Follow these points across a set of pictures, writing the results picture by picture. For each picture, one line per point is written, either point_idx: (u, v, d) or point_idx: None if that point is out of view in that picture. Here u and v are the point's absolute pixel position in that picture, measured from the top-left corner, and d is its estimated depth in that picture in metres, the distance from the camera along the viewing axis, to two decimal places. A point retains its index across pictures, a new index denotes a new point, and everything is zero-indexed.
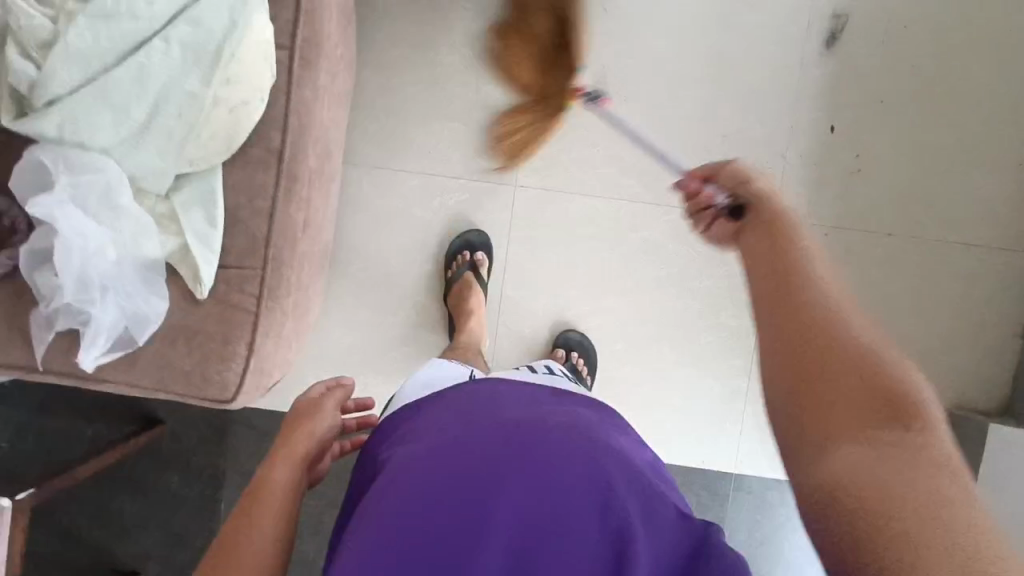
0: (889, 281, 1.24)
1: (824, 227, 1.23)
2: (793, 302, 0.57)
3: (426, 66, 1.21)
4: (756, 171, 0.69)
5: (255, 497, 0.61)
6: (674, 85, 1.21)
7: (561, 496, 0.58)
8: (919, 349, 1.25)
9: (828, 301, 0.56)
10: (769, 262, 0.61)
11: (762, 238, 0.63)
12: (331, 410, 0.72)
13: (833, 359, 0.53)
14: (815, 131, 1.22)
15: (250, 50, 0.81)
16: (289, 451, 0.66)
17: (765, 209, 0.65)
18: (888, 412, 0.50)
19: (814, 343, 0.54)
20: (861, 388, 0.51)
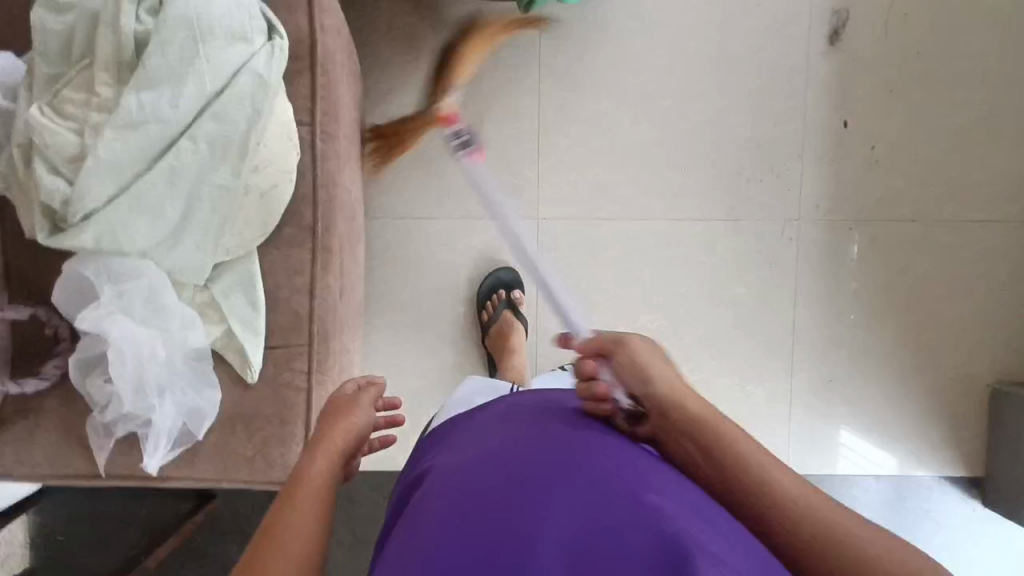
0: (918, 267, 1.25)
1: (849, 221, 1.24)
2: (732, 465, 0.57)
3: (436, 110, 1.21)
4: (633, 350, 0.64)
5: (295, 487, 0.58)
6: (685, 100, 1.22)
7: (615, 497, 0.53)
8: (954, 329, 1.26)
9: (748, 478, 0.56)
10: (708, 459, 0.58)
11: (679, 434, 0.60)
12: (368, 405, 0.69)
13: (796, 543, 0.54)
14: (829, 127, 1.22)
15: (274, 135, 0.81)
16: (326, 442, 0.63)
17: (667, 404, 0.61)
18: (825, 536, 0.53)
19: (766, 497, 0.55)
20: (797, 517, 0.54)
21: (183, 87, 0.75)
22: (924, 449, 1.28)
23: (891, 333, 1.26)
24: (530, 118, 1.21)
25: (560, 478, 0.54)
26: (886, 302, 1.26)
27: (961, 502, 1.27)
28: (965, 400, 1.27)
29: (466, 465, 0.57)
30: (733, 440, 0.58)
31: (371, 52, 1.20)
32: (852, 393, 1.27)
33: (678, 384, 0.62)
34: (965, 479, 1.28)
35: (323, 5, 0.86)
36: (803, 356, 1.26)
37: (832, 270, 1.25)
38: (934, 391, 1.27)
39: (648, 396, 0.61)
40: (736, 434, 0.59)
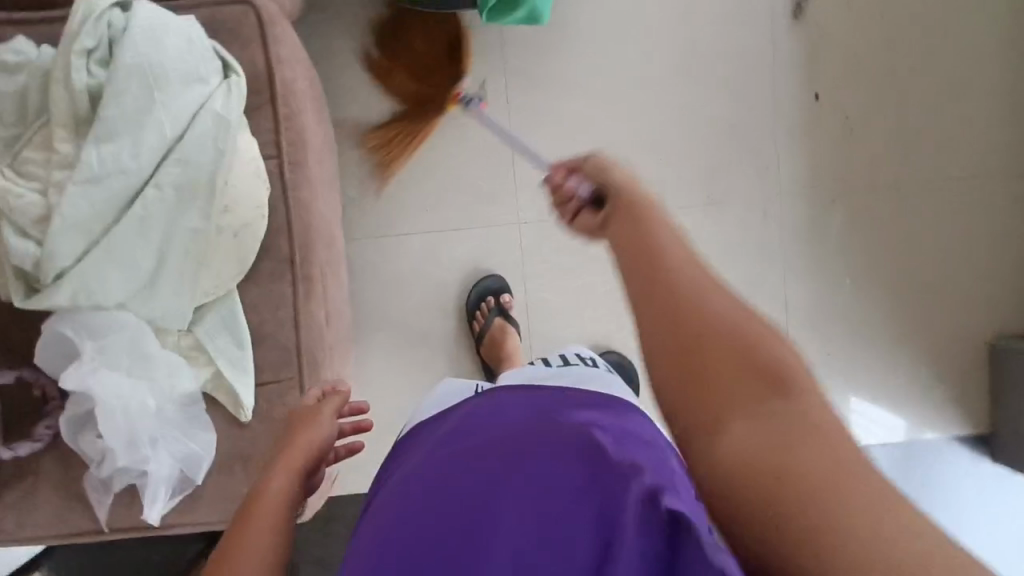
0: (904, 232, 1.24)
1: (830, 194, 1.23)
2: (661, 282, 0.48)
3: (406, 127, 1.20)
4: (607, 163, 0.61)
5: (250, 510, 0.55)
6: (654, 89, 1.21)
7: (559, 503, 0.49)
8: (947, 291, 1.26)
9: (682, 263, 0.49)
10: (635, 251, 0.52)
11: (623, 232, 0.54)
12: (332, 416, 0.69)
13: (705, 346, 0.44)
14: (801, 102, 1.22)
15: (240, 175, 0.81)
16: (288, 461, 0.61)
17: (629, 196, 0.57)
18: (757, 387, 0.42)
19: (694, 352, 0.44)
20: (739, 375, 0.43)
21: (143, 136, 0.74)
22: (928, 412, 1.28)
23: (884, 300, 1.26)
24: (500, 124, 1.21)
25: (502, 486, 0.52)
26: (875, 270, 1.25)
27: (971, 462, 1.27)
28: (964, 360, 1.27)
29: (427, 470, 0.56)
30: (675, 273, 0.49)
31: (336, 75, 1.19)
32: (850, 363, 1.26)
33: (644, 191, 0.57)
34: (971, 438, 1.28)
35: (277, 36, 0.84)
36: (798, 333, 1.26)
37: (819, 244, 1.24)
38: (933, 353, 1.27)
39: (614, 190, 0.58)
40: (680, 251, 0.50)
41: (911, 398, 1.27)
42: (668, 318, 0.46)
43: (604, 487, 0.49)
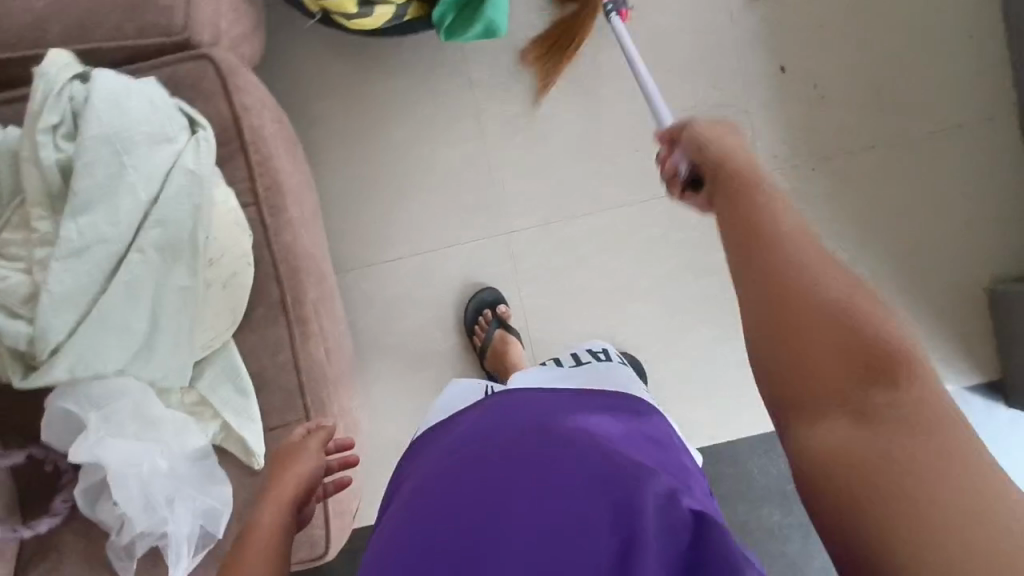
0: (888, 190, 1.24)
1: (810, 162, 1.23)
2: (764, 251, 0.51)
3: (381, 154, 1.21)
4: (711, 125, 0.64)
5: (242, 542, 0.57)
6: (622, 83, 1.21)
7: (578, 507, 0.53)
8: (939, 243, 1.25)
9: (787, 238, 0.50)
10: (734, 216, 0.54)
11: (723, 195, 0.56)
12: (316, 448, 0.71)
13: (801, 329, 0.47)
14: (768, 75, 1.22)
15: (221, 225, 0.81)
16: (274, 493, 0.63)
17: (726, 158, 0.59)
18: (865, 371, 0.45)
19: (798, 319, 0.47)
20: (843, 350, 0.46)
21: (118, 203, 0.74)
22: (937, 366, 1.28)
23: (878, 259, 1.26)
24: (474, 139, 1.21)
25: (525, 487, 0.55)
26: (866, 232, 1.25)
27: (985, 409, 1.27)
28: (965, 309, 1.27)
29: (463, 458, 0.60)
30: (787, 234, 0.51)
31: (305, 111, 1.20)
32: None
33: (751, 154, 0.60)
34: (985, 386, 1.27)
35: (239, 85, 0.85)
36: None
37: (806, 213, 1.24)
38: (934, 306, 1.27)
39: (714, 153, 0.60)
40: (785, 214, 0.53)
41: None
42: (776, 285, 0.49)
43: (615, 488, 0.53)
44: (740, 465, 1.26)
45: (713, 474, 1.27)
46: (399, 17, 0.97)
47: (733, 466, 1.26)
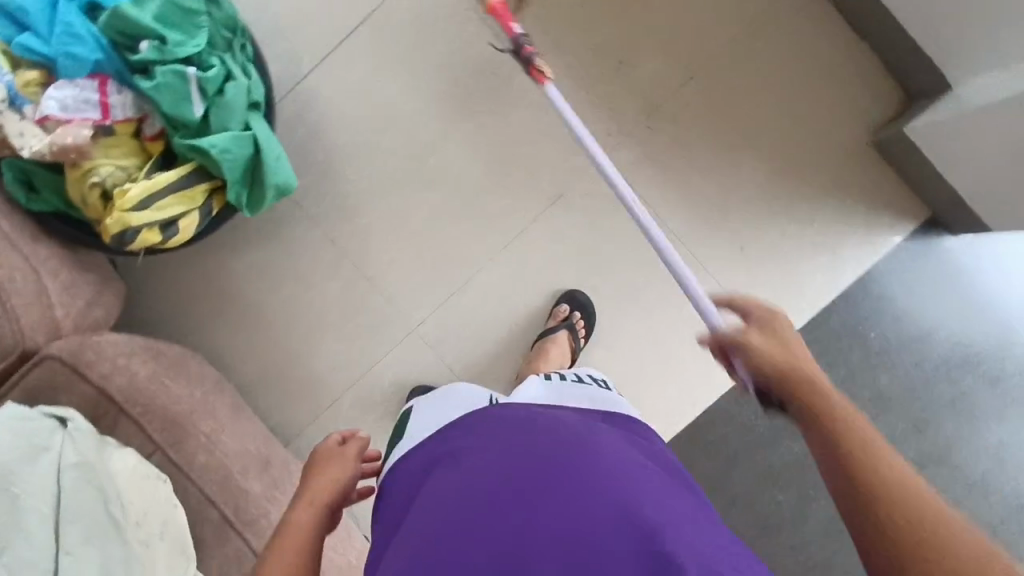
0: (728, 105, 1.23)
1: (643, 121, 1.23)
2: (863, 475, 0.51)
3: (273, 320, 1.26)
4: (781, 341, 0.62)
5: (280, 540, 0.66)
6: (441, 146, 1.24)
7: (602, 518, 0.55)
8: (803, 125, 1.23)
9: (854, 434, 0.54)
10: (827, 446, 0.54)
11: (841, 428, 0.55)
12: (353, 456, 0.76)
13: (877, 504, 0.50)
14: (561, 70, 1.23)
15: (130, 483, 0.88)
16: (310, 498, 0.70)
17: (822, 400, 0.57)
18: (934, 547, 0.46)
19: (907, 522, 0.48)
20: (925, 529, 0.47)
21: (27, 527, 0.78)
22: (869, 230, 1.22)
23: (756, 170, 1.23)
24: (344, 263, 1.25)
25: (543, 498, 0.57)
26: (731, 153, 1.23)
27: (932, 253, 1.23)
28: (864, 171, 1.22)
29: (473, 484, 0.61)
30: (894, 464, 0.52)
31: (189, 321, 1.26)
32: (768, 242, 1.23)
33: (833, 390, 0.58)
34: (922, 226, 1.22)
35: (88, 360, 0.94)
36: (706, 250, 1.24)
37: (665, 167, 1.24)
38: (835, 180, 1.22)
39: (806, 368, 0.60)
40: (880, 444, 0.54)
41: (845, 228, 1.22)
42: (893, 501, 0.49)
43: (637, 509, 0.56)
44: (736, 419, 1.25)
45: (717, 441, 1.25)
46: (207, 213, 1.05)
47: (729, 425, 1.25)
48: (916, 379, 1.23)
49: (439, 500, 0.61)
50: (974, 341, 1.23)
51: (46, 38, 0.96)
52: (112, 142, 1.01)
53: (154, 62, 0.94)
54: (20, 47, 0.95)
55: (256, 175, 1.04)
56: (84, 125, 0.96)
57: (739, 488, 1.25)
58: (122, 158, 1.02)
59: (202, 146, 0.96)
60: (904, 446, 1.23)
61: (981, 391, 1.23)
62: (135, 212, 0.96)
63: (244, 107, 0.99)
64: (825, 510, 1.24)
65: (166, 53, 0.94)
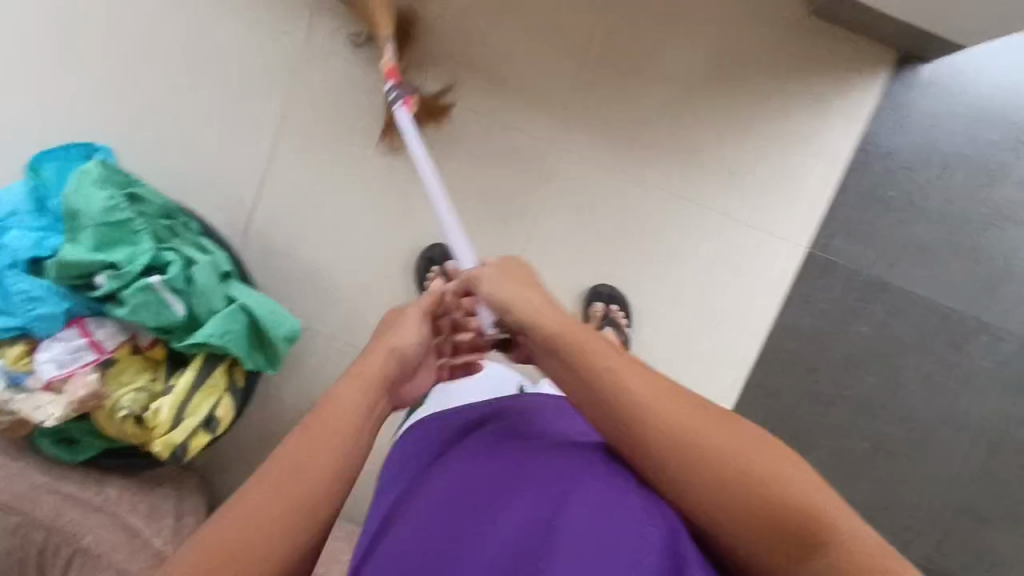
0: (657, 42, 1.16)
1: (582, 97, 1.17)
2: (595, 377, 0.64)
3: None
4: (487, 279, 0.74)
5: (329, 406, 0.64)
6: (406, 214, 1.19)
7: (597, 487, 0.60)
8: (739, 29, 1.16)
9: (579, 345, 0.67)
10: (560, 364, 0.68)
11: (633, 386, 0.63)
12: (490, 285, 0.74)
13: (613, 407, 0.63)
14: (483, 87, 1.17)
15: None
16: (361, 373, 0.67)
17: (537, 319, 0.70)
18: (659, 431, 0.61)
19: (637, 412, 0.62)
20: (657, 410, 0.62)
21: None
22: (845, 96, 1.17)
23: (714, 91, 1.17)
24: None
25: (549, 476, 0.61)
26: (681, 88, 1.17)
27: (914, 90, 1.17)
28: (819, 43, 1.16)
29: (472, 490, 0.63)
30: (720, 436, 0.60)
31: None
32: (756, 152, 1.18)
33: (560, 317, 0.70)
34: (896, 69, 1.17)
35: None
36: (700, 188, 1.19)
37: (625, 130, 1.18)
38: (794, 67, 1.16)
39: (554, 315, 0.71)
40: (607, 351, 0.67)
41: (822, 105, 1.17)
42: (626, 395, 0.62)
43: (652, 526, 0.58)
44: (800, 332, 1.23)
45: (791, 357, 1.23)
46: (234, 387, 1.05)
47: (795, 338, 1.23)
48: (952, 212, 1.19)
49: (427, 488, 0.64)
50: (993, 153, 1.18)
51: (9, 310, 0.94)
52: (118, 369, 1.01)
53: (119, 288, 0.92)
54: None
55: (260, 334, 1.03)
56: (88, 370, 0.97)
57: (830, 389, 1.24)
58: (135, 378, 1.02)
59: (201, 339, 0.95)
60: (966, 279, 1.21)
61: (1018, 196, 1.19)
62: (174, 430, 0.97)
63: (218, 281, 0.98)
64: (917, 370, 1.24)
65: (125, 275, 0.92)
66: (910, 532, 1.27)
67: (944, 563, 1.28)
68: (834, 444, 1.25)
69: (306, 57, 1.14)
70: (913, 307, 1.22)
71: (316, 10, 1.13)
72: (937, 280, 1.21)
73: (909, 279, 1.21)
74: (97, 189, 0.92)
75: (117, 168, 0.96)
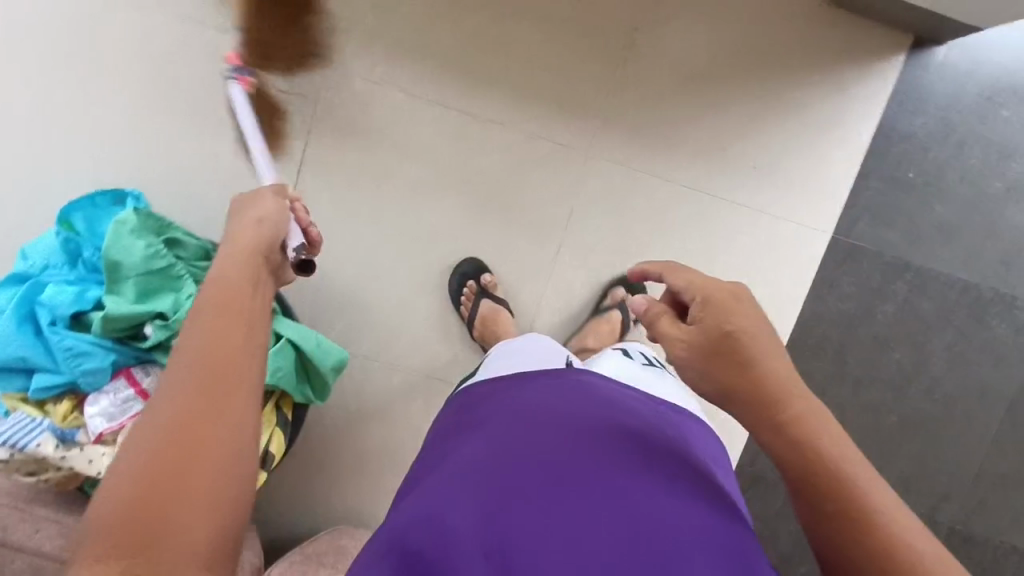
0: (678, 43, 1.16)
1: (606, 103, 1.17)
2: (713, 321, 0.61)
3: (379, 466, 1.24)
4: (738, 314, 0.60)
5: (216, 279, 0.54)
6: (436, 230, 1.18)
7: (595, 451, 0.54)
8: (757, 23, 1.17)
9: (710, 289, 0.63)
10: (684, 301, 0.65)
11: (736, 379, 0.58)
12: (677, 329, 0.63)
13: (712, 339, 0.60)
14: (506, 97, 1.16)
15: None
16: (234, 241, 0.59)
17: (692, 278, 0.65)
18: (735, 360, 0.59)
19: (727, 345, 0.59)
20: (738, 358, 0.59)
21: None
22: (860, 82, 1.19)
23: (735, 86, 1.18)
24: (413, 380, 1.22)
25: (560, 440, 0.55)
26: (702, 86, 1.18)
27: (931, 69, 1.19)
28: (835, 32, 1.17)
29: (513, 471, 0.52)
30: (791, 412, 0.55)
31: (306, 511, 1.24)
32: (776, 142, 1.20)
33: (717, 285, 0.63)
34: (909, 53, 1.19)
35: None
36: (725, 185, 1.21)
37: (649, 133, 1.18)
38: (811, 57, 1.18)
39: (729, 340, 0.59)
40: (740, 306, 0.61)
41: (836, 93, 1.19)
42: (719, 325, 0.60)
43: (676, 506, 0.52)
44: (827, 316, 1.26)
45: (820, 340, 1.26)
46: (284, 421, 1.02)
47: (824, 322, 1.26)
48: (969, 189, 1.23)
49: (484, 469, 0.53)
50: (1006, 131, 1.22)
51: (53, 367, 0.92)
52: None
53: (166, 337, 0.91)
54: (38, 391, 0.92)
55: (308, 368, 1.01)
56: None
57: (858, 369, 1.28)
58: None
59: None
60: (983, 252, 1.25)
61: None
62: None
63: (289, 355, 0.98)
64: (940, 343, 1.28)
65: (173, 323, 0.90)
66: (938, 497, 1.33)
67: (970, 523, 1.35)
68: (863, 420, 1.30)
69: (327, 78, 1.12)
70: (933, 283, 1.26)
71: (335, 30, 1.11)
72: (957, 256, 1.25)
73: (930, 257, 1.25)
74: (134, 239, 0.90)
75: (150, 214, 0.95)
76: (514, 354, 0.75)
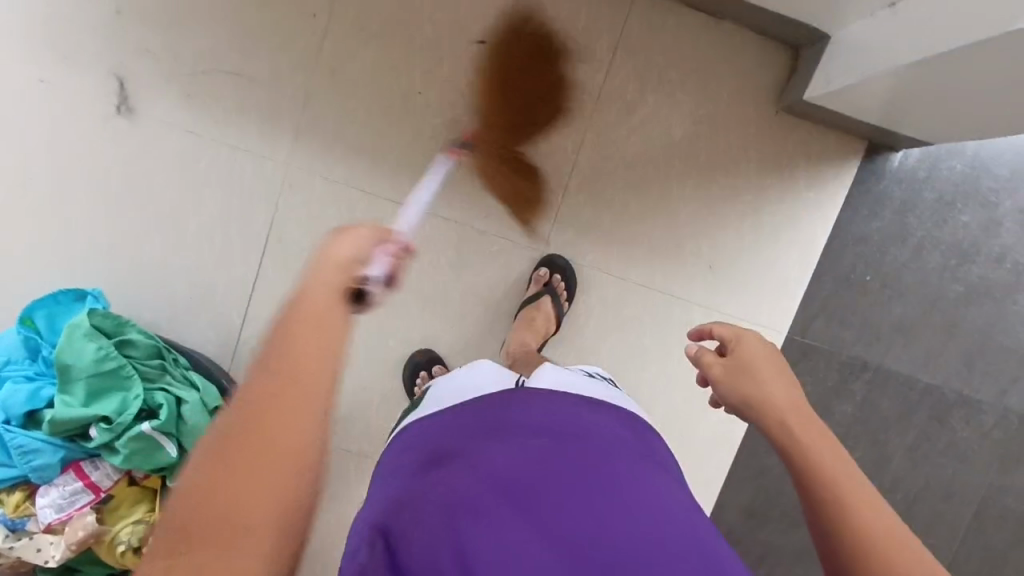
0: (630, 146, 1.19)
1: (558, 202, 1.20)
2: (742, 357, 0.67)
3: (332, 547, 1.25)
4: (764, 355, 0.66)
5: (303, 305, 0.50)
6: (390, 322, 1.21)
7: (610, 462, 0.59)
8: (712, 126, 1.18)
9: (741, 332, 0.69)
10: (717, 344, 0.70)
11: (756, 398, 0.63)
12: (715, 362, 0.68)
13: (742, 368, 0.66)
14: (460, 196, 1.19)
15: None
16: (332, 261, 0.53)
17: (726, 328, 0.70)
18: (758, 385, 0.64)
19: (751, 374, 0.65)
20: (765, 386, 0.64)
21: None
22: (816, 184, 1.20)
23: (688, 187, 1.20)
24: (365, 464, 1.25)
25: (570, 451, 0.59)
26: (655, 186, 1.19)
27: (888, 174, 1.20)
28: (788, 138, 1.19)
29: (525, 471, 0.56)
30: (795, 419, 0.60)
31: None
32: (729, 241, 1.21)
33: (753, 335, 0.69)
34: (865, 157, 1.20)
35: None
36: (679, 283, 1.22)
37: (602, 231, 1.21)
38: (764, 160, 1.19)
39: (754, 372, 0.65)
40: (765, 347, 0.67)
41: (791, 195, 1.20)
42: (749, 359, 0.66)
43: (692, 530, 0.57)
44: None
45: None
46: None
47: None
48: (928, 290, 1.22)
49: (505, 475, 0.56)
50: (965, 234, 1.21)
51: (8, 461, 0.97)
52: (116, 503, 1.02)
53: (111, 438, 0.95)
54: None
55: None
56: (84, 512, 0.98)
57: None
58: (132, 511, 1.02)
59: None
60: (944, 354, 1.24)
61: (991, 271, 1.22)
62: None
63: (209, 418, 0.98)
64: (900, 444, 1.26)
65: (116, 426, 0.94)
66: None
67: None
68: None
69: (287, 177, 1.17)
70: (893, 384, 1.24)
71: (296, 132, 1.16)
72: (917, 357, 1.24)
73: (889, 358, 1.24)
74: (85, 342, 0.95)
75: (106, 314, 0.99)
76: (460, 382, 0.75)
